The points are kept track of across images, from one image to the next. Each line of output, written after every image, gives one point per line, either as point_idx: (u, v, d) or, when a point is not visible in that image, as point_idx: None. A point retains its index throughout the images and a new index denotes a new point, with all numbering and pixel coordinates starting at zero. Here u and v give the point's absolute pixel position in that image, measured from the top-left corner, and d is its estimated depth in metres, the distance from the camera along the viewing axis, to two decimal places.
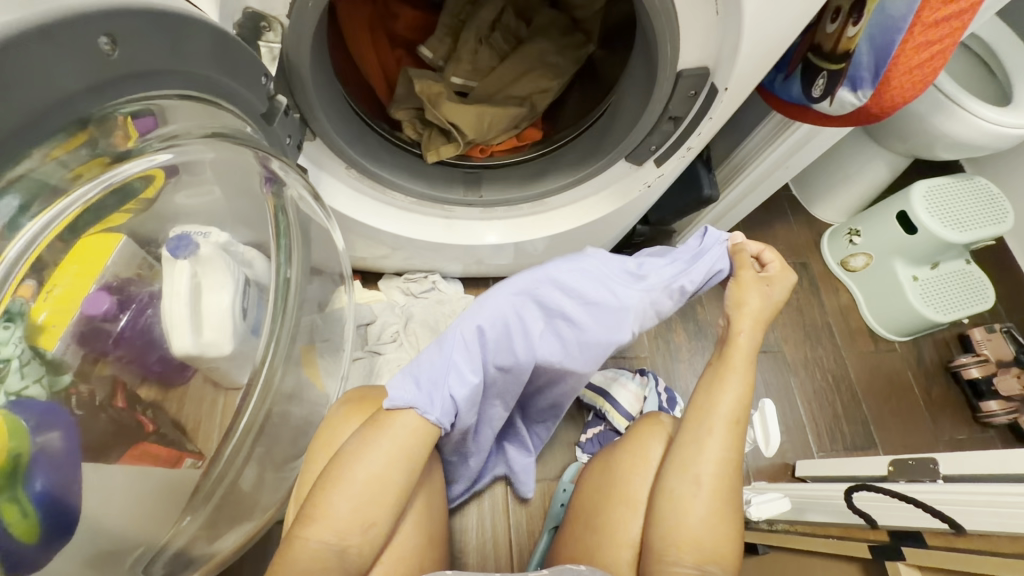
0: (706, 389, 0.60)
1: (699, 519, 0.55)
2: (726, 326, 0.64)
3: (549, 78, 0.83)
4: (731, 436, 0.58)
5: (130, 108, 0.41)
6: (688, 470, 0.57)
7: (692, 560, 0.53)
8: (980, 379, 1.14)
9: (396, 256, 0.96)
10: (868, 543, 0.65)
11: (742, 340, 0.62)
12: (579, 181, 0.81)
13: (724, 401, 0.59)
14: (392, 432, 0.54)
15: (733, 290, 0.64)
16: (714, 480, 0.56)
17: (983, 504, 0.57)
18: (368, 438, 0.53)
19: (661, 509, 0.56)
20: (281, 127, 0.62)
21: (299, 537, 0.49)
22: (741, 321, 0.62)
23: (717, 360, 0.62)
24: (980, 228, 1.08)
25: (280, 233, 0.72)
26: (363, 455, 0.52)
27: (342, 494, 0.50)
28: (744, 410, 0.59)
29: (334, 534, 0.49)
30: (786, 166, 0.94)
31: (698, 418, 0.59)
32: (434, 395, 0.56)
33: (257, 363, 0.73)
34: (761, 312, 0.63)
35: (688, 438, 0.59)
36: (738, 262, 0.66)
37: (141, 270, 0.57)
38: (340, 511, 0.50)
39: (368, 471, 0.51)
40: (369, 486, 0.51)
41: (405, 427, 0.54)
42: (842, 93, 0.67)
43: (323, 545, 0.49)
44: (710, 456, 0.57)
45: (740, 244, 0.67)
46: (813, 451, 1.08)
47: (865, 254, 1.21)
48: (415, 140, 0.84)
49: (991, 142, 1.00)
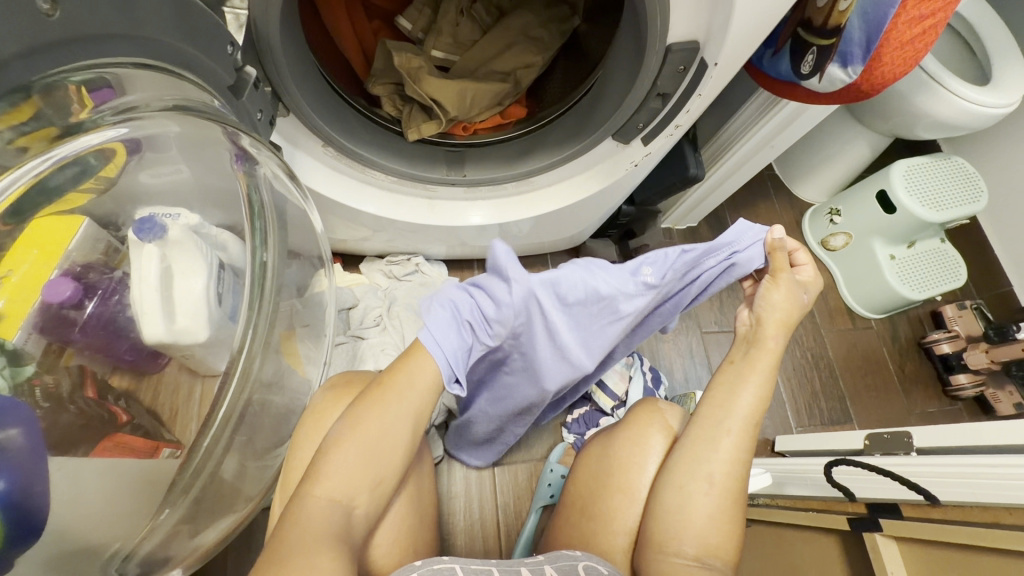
0: (726, 387, 0.60)
1: (706, 517, 0.55)
2: (751, 325, 0.62)
3: (534, 53, 0.80)
4: (746, 438, 0.58)
5: (81, 76, 0.39)
6: (699, 471, 0.57)
7: (693, 552, 0.54)
8: (951, 354, 1.18)
9: (377, 238, 0.93)
10: (846, 515, 0.68)
11: (770, 343, 0.60)
12: (564, 161, 0.79)
13: (743, 400, 0.58)
14: (399, 392, 0.52)
15: (765, 287, 0.61)
16: (725, 479, 0.56)
17: (954, 475, 0.59)
18: (377, 396, 0.52)
19: (668, 505, 0.57)
20: (250, 101, 0.59)
21: (309, 493, 0.47)
22: (768, 325, 0.60)
23: (741, 358, 0.61)
24: (957, 207, 1.10)
25: (254, 214, 0.68)
26: (373, 414, 0.51)
27: (351, 453, 0.49)
28: (761, 412, 0.59)
29: (341, 491, 0.48)
30: (772, 145, 0.93)
31: (715, 418, 0.58)
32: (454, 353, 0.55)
33: (235, 351, 0.69)
34: (789, 315, 0.60)
35: (702, 438, 0.58)
36: (773, 261, 0.61)
37: (107, 254, 0.56)
38: (342, 466, 0.48)
39: (372, 442, 0.50)
40: (384, 447, 0.50)
41: (421, 372, 0.53)
42: (832, 70, 0.66)
43: (330, 501, 0.47)
44: (723, 456, 0.57)
45: (779, 240, 0.60)
46: (792, 427, 1.11)
47: (845, 234, 1.22)
48: (395, 117, 0.81)
49: (969, 122, 1.01)
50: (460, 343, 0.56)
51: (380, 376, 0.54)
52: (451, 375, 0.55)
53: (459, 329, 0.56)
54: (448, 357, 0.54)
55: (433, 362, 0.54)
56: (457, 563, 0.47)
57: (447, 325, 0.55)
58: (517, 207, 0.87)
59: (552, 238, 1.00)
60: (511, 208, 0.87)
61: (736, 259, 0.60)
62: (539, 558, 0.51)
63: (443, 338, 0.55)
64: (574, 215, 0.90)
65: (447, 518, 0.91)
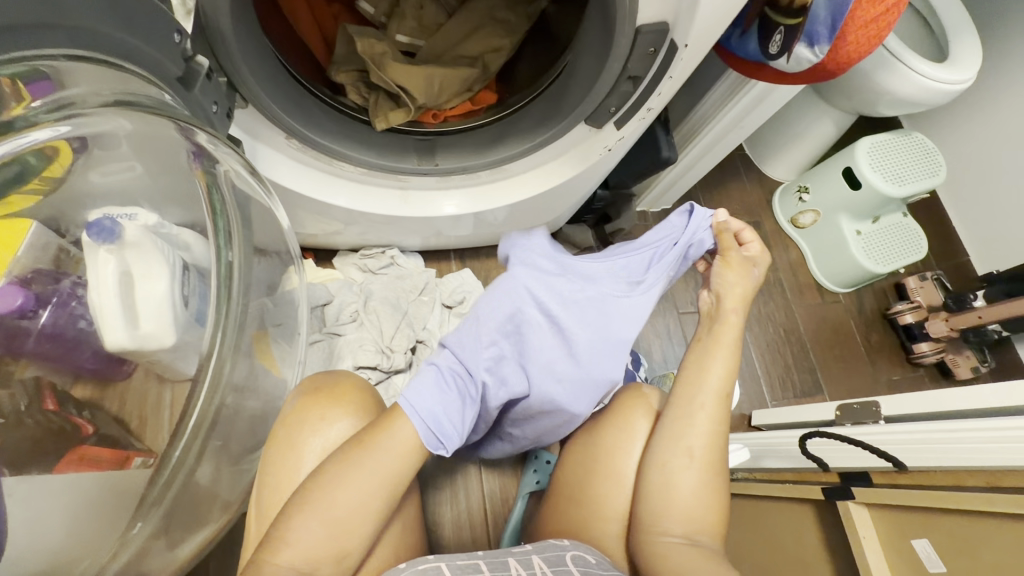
0: (697, 361, 0.61)
1: (691, 491, 0.57)
2: (711, 302, 0.64)
3: (500, 36, 0.78)
4: (719, 408, 0.59)
5: (12, 69, 0.36)
6: (680, 446, 0.58)
7: (682, 530, 0.56)
8: (914, 324, 1.22)
9: (349, 231, 0.91)
10: (821, 485, 0.71)
11: (733, 317, 0.62)
12: (536, 147, 0.78)
13: (714, 373, 0.60)
14: (377, 457, 0.50)
15: (720, 269, 0.64)
16: (706, 453, 0.58)
17: (921, 440, 0.62)
18: (356, 456, 0.50)
19: (653, 484, 0.58)
20: (203, 93, 0.55)
21: (269, 562, 0.47)
22: (729, 300, 0.62)
23: (707, 335, 0.63)
24: (917, 182, 1.14)
25: (216, 212, 0.65)
26: (345, 478, 0.49)
27: (313, 520, 0.48)
28: (731, 384, 0.60)
29: (305, 560, 0.47)
30: (741, 127, 0.94)
31: (689, 394, 0.60)
32: (432, 413, 0.53)
33: (204, 355, 0.67)
34: (746, 289, 0.63)
35: (680, 414, 0.59)
36: (722, 242, 0.64)
37: (60, 258, 0.54)
38: (311, 527, 0.48)
39: (339, 508, 0.48)
40: (347, 514, 0.49)
41: (401, 438, 0.52)
42: (800, 49, 0.66)
43: (294, 570, 0.46)
44: (700, 431, 0.58)
45: (723, 223, 0.65)
46: (767, 401, 1.14)
47: (814, 211, 1.25)
48: (361, 106, 0.78)
49: (929, 98, 1.04)
50: (440, 399, 0.54)
51: (360, 435, 0.52)
52: (432, 436, 0.53)
53: (436, 384, 0.55)
54: (422, 415, 0.53)
55: (410, 426, 0.52)
56: (442, 560, 0.49)
57: (430, 387, 0.54)
58: (492, 194, 0.86)
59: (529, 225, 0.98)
60: (489, 195, 0.85)
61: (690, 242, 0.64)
62: (527, 549, 0.53)
63: (424, 401, 0.53)
64: (548, 202, 0.90)
65: (433, 510, 0.91)
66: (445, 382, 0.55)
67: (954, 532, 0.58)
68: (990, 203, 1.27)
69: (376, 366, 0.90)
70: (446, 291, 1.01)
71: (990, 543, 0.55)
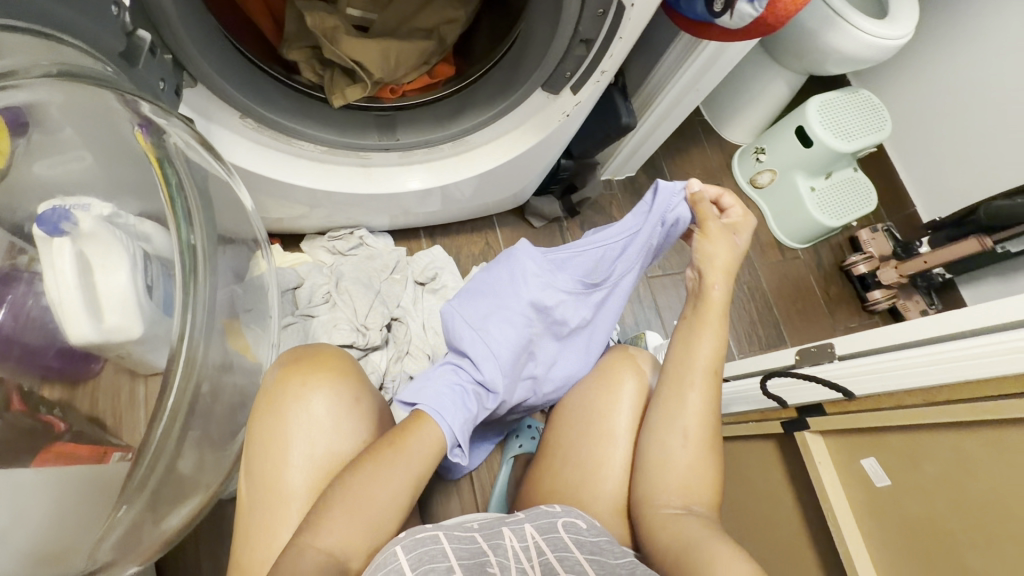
0: (685, 341, 0.67)
1: (686, 466, 0.61)
2: (698, 280, 0.69)
3: (456, 7, 0.78)
4: (709, 387, 0.64)
5: None
6: (676, 425, 0.63)
7: (680, 501, 0.59)
8: (867, 273, 1.29)
9: (315, 214, 0.91)
10: (780, 420, 0.77)
11: (715, 294, 0.68)
12: (494, 118, 0.79)
13: (702, 352, 0.65)
14: (406, 460, 0.54)
15: (700, 241, 0.69)
16: (698, 430, 0.62)
17: (868, 372, 0.65)
18: (387, 455, 0.53)
19: (654, 457, 0.62)
20: (149, 71, 0.56)
21: (300, 546, 0.47)
22: (714, 275, 0.68)
23: (693, 315, 0.68)
24: (864, 136, 1.19)
25: (172, 191, 0.61)
26: (377, 471, 0.52)
27: (342, 514, 0.49)
28: (720, 361, 0.66)
29: (337, 546, 0.48)
30: (697, 89, 0.96)
31: (682, 372, 0.65)
32: (448, 417, 0.60)
33: (172, 342, 0.61)
34: (727, 260, 0.68)
35: (672, 393, 0.64)
36: (700, 212, 0.69)
37: (12, 256, 0.56)
38: (336, 529, 0.48)
39: (368, 500, 0.50)
40: (375, 502, 0.50)
41: (426, 438, 0.57)
42: (741, 5, 0.68)
43: (326, 556, 0.47)
44: (693, 409, 0.63)
45: (698, 193, 0.70)
46: (735, 354, 1.21)
47: (770, 171, 1.30)
48: (317, 83, 0.77)
49: (871, 55, 1.08)
50: (454, 406, 0.61)
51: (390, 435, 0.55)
52: (451, 441, 0.60)
53: (460, 401, 0.62)
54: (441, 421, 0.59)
55: (438, 430, 0.58)
56: (440, 530, 0.51)
57: (445, 398, 0.61)
58: (455, 167, 0.86)
59: (496, 197, 0.99)
60: (449, 168, 0.86)
61: (663, 221, 0.70)
62: (522, 518, 0.55)
63: (442, 409, 0.60)
64: (513, 172, 0.90)
65: None
66: (454, 391, 0.63)
67: (900, 449, 0.64)
68: (934, 152, 1.33)
69: (353, 345, 0.90)
70: (418, 268, 1.02)
71: (931, 452, 0.61)
